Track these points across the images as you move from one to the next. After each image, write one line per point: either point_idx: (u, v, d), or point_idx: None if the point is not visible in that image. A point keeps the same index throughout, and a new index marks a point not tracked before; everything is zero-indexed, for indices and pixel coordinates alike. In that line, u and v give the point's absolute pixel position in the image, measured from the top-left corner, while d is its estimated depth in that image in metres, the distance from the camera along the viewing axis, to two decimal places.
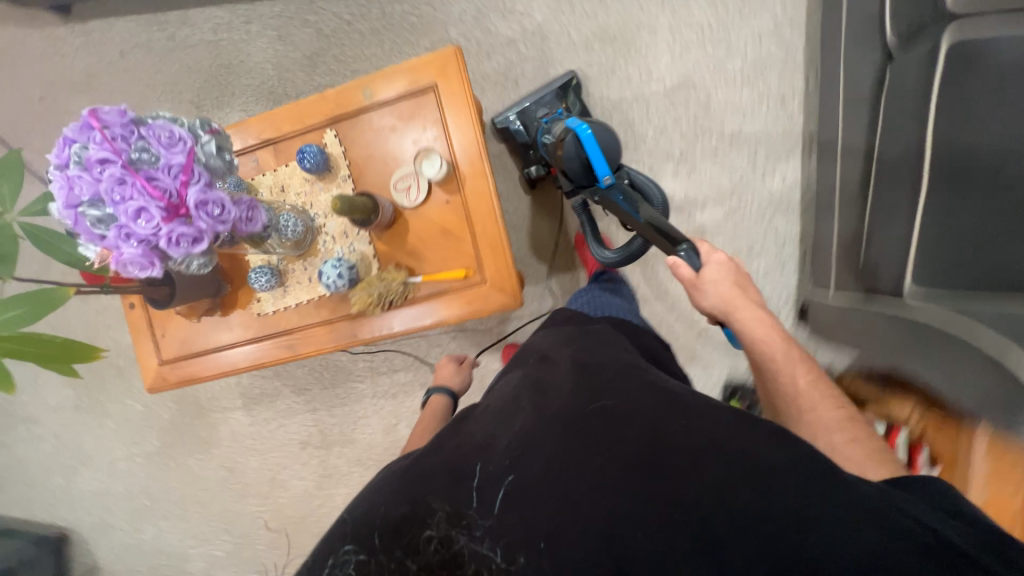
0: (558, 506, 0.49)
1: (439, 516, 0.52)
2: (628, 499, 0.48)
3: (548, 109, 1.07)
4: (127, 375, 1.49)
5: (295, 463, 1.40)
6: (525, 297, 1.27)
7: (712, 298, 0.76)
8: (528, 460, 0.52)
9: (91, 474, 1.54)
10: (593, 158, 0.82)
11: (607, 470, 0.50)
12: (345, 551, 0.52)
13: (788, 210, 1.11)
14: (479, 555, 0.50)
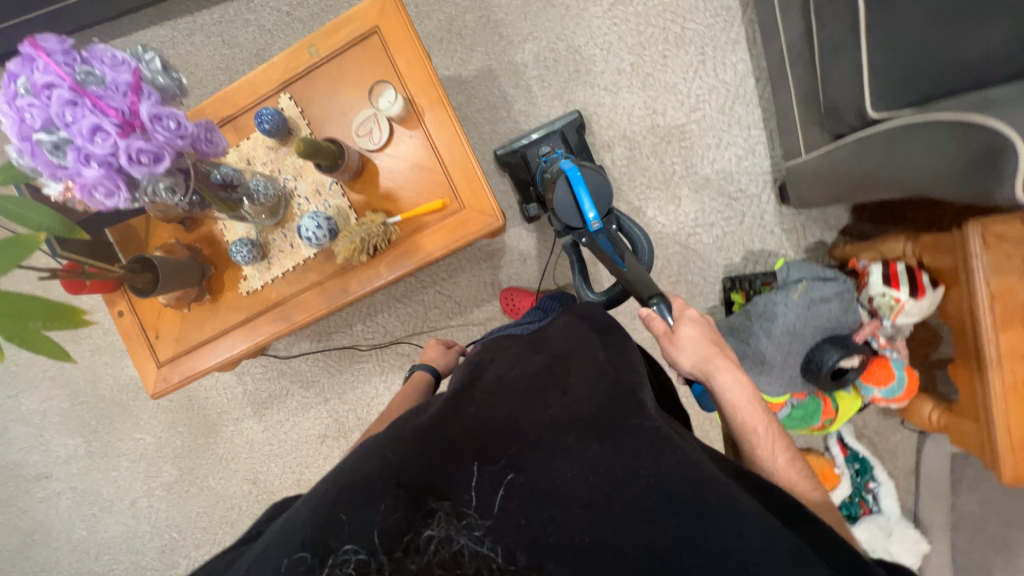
0: (574, 522, 0.49)
1: (440, 514, 0.48)
2: (651, 510, 0.49)
3: (551, 148, 1.09)
4: (132, 409, 1.47)
5: (317, 459, 1.37)
6: (510, 241, 1.25)
7: (690, 359, 0.72)
8: (559, 464, 0.51)
9: (114, 519, 1.50)
10: (581, 199, 0.85)
11: (640, 492, 0.50)
12: (344, 551, 0.46)
13: (745, 98, 1.14)
14: (480, 554, 0.46)
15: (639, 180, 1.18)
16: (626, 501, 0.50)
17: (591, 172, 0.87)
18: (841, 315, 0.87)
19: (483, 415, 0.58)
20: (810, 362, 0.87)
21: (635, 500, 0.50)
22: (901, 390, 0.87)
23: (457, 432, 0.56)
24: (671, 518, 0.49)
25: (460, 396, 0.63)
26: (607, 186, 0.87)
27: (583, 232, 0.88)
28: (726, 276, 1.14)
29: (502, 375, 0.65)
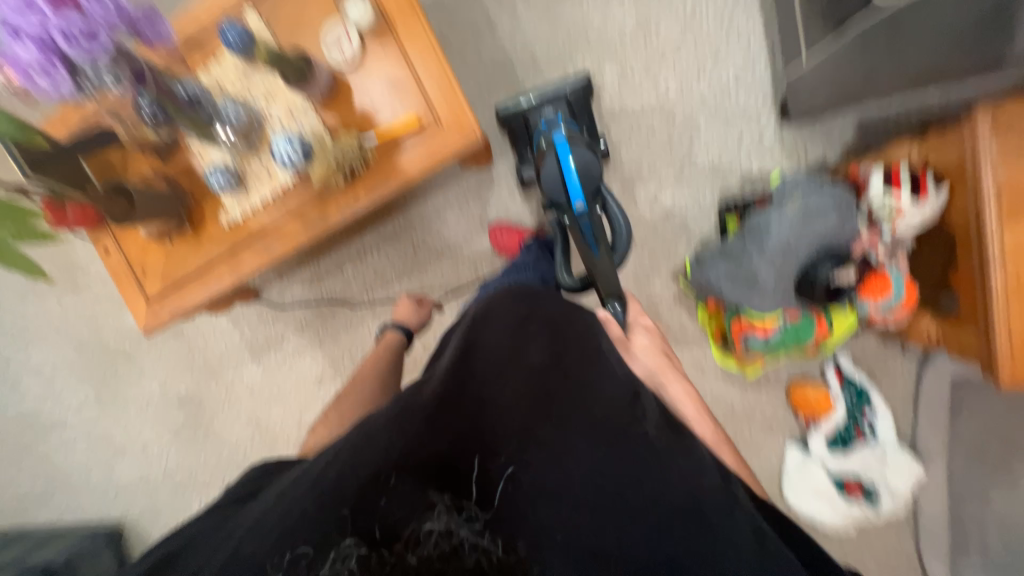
0: (583, 527, 0.47)
1: (440, 507, 0.44)
2: (659, 522, 0.48)
3: (553, 109, 1.02)
4: (137, 358, 1.50)
5: (316, 401, 1.39)
6: (499, 173, 1.21)
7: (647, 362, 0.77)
8: (568, 464, 0.51)
9: (128, 463, 1.56)
10: (569, 181, 0.88)
11: (647, 502, 0.49)
12: (345, 545, 0.43)
13: (744, 8, 1.07)
14: (482, 547, 0.42)
15: (630, 104, 1.13)
16: (633, 508, 0.49)
17: (585, 151, 0.89)
18: (840, 226, 0.82)
19: (486, 399, 0.56)
20: (804, 278, 0.84)
21: (642, 509, 0.49)
22: (899, 304, 0.84)
23: (462, 423, 0.54)
24: (673, 528, 0.48)
25: (460, 376, 0.60)
26: (596, 167, 0.88)
27: (567, 211, 0.90)
28: (722, 201, 1.10)
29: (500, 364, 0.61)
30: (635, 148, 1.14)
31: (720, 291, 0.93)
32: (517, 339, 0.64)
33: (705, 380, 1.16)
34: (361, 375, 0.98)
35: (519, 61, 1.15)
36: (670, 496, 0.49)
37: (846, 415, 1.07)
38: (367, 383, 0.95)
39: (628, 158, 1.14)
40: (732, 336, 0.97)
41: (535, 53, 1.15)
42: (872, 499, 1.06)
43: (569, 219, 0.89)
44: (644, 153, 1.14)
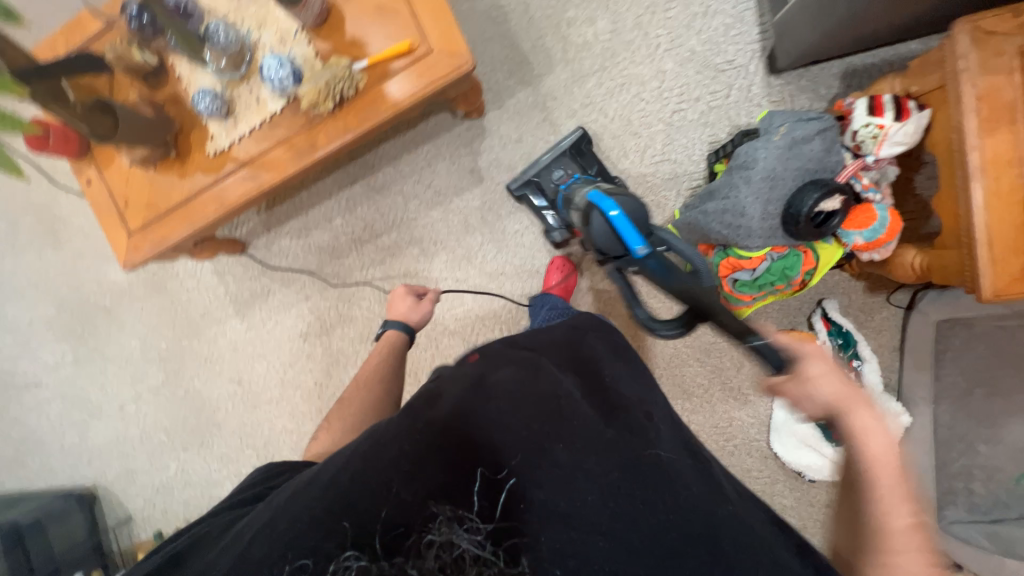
0: (593, 549, 0.49)
1: (440, 518, 0.45)
2: (669, 548, 0.50)
3: (565, 174, 1.13)
4: (116, 313, 1.47)
5: (300, 358, 1.37)
6: (491, 124, 1.21)
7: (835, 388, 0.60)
8: (582, 485, 0.52)
9: (104, 425, 1.51)
10: (622, 229, 0.71)
11: (661, 524, 0.51)
12: (346, 557, 0.46)
13: None
14: (483, 558, 0.41)
15: (622, 55, 1.14)
16: (650, 531, 0.51)
17: (627, 198, 0.74)
18: (823, 155, 0.84)
19: (500, 415, 0.57)
20: (788, 210, 0.84)
21: (655, 533, 0.51)
22: (883, 231, 0.84)
23: (478, 437, 0.55)
24: (689, 557, 0.50)
25: (474, 395, 0.60)
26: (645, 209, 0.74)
27: (630, 261, 0.72)
28: (712, 151, 1.11)
29: (514, 382, 0.62)
30: (625, 99, 1.15)
31: (707, 231, 0.92)
32: (529, 365, 0.65)
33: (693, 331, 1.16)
34: (364, 378, 0.91)
35: (513, 13, 1.17)
36: (684, 523, 0.52)
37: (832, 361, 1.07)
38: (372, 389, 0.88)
39: (618, 109, 1.15)
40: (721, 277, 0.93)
41: (529, 5, 1.17)
42: None
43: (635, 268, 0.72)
44: (634, 104, 1.15)
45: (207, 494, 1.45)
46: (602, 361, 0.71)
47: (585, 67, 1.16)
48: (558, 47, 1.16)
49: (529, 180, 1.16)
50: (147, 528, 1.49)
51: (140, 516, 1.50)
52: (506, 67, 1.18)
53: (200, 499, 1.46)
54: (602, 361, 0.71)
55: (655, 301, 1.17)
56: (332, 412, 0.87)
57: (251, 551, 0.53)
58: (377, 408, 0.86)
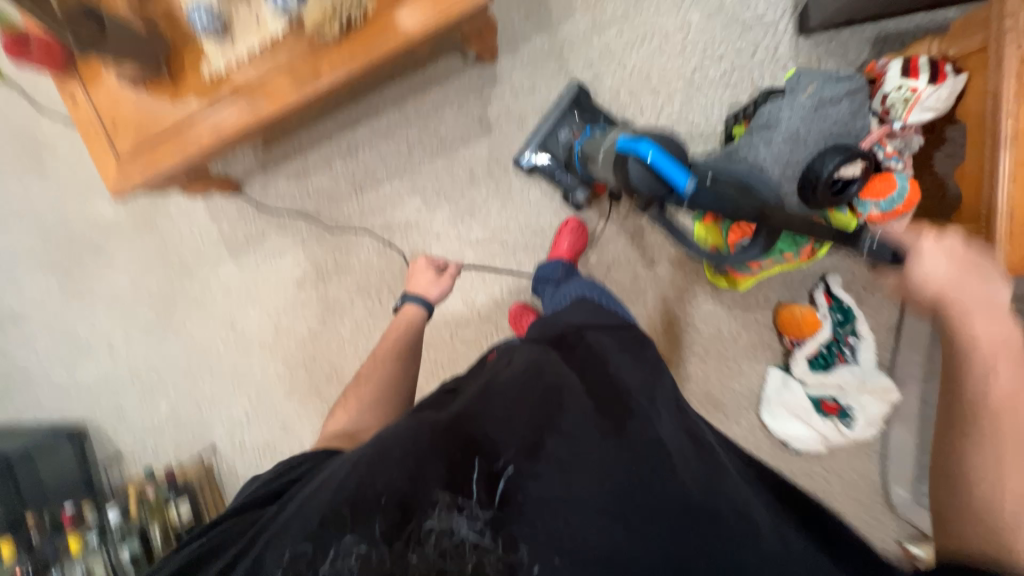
0: (593, 531, 0.48)
1: (440, 505, 0.49)
2: (670, 524, 0.50)
3: (572, 130, 1.10)
4: (104, 249, 1.42)
5: (295, 305, 1.34)
6: (503, 71, 1.15)
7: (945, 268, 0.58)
8: (579, 472, 0.51)
9: (92, 363, 1.50)
10: (663, 168, 0.67)
11: (659, 501, 0.51)
12: (347, 543, 0.47)
13: None
14: (482, 546, 0.47)
15: (646, 5, 1.08)
16: (647, 508, 0.50)
17: (662, 139, 0.71)
18: (849, 119, 0.81)
19: (503, 413, 0.57)
20: (808, 173, 0.79)
21: (654, 510, 0.50)
22: (900, 202, 0.82)
23: (477, 433, 0.55)
24: (689, 531, 0.50)
25: (483, 396, 0.60)
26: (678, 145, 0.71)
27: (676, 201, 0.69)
28: (730, 114, 1.06)
29: (517, 379, 0.61)
30: (646, 53, 1.09)
31: None
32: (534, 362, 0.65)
33: (693, 299, 1.15)
34: (381, 352, 0.90)
35: None
36: (681, 500, 0.51)
37: (830, 336, 1.08)
38: (388, 364, 0.87)
39: (638, 63, 1.10)
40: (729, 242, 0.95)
41: None
42: (846, 417, 1.07)
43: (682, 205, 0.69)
44: (655, 59, 1.09)
45: (197, 436, 1.46)
46: (609, 351, 0.68)
47: (606, 15, 1.09)
48: None
49: (539, 147, 1.13)
50: (137, 466, 1.50)
51: (130, 454, 1.51)
52: (523, 9, 1.12)
53: (190, 440, 1.47)
54: (620, 353, 0.68)
55: (658, 268, 1.16)
56: (349, 389, 0.86)
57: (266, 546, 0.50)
58: (393, 383, 0.84)
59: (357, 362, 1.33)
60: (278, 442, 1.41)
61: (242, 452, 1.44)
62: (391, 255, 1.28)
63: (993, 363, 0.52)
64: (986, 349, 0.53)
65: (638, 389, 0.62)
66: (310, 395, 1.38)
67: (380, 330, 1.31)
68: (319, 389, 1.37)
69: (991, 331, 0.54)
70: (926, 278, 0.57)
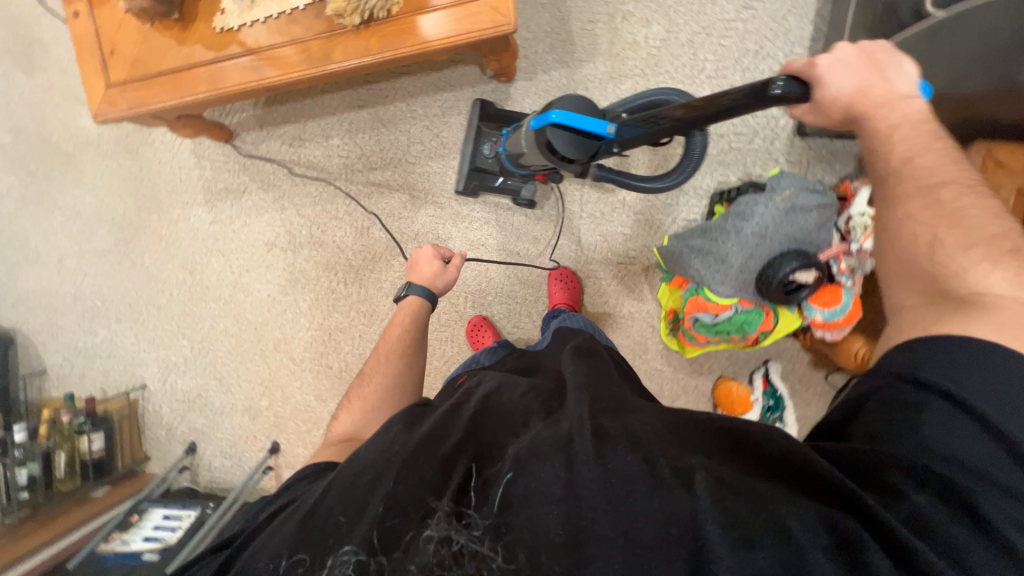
0: (550, 520, 0.43)
1: (438, 513, 0.47)
2: (618, 492, 0.44)
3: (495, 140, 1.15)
4: (76, 162, 1.37)
5: (260, 266, 1.33)
6: (516, 93, 1.17)
7: (848, 81, 0.58)
8: (535, 466, 0.47)
9: (36, 272, 1.44)
10: (582, 123, 0.66)
11: (600, 476, 0.45)
12: (344, 553, 0.46)
13: (802, 9, 1.06)
14: (481, 555, 0.43)
15: (665, 67, 1.11)
16: (592, 479, 0.45)
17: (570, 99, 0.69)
18: (813, 230, 0.86)
19: (467, 428, 0.55)
20: (766, 271, 0.86)
21: (603, 482, 0.45)
22: (842, 316, 0.88)
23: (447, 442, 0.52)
24: (645, 494, 0.44)
25: (448, 415, 0.58)
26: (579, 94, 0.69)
27: (610, 143, 0.69)
28: (716, 190, 1.12)
29: (486, 398, 0.61)
30: None
31: (687, 265, 0.94)
32: (508, 382, 0.65)
33: (644, 353, 1.19)
34: (386, 350, 0.89)
35: None
36: (632, 470, 0.45)
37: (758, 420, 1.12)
38: (392, 363, 0.86)
39: None
40: (685, 313, 0.97)
41: None
42: None
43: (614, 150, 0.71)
44: None
45: (131, 371, 1.43)
46: (570, 365, 0.66)
47: (626, 67, 1.12)
48: (605, 37, 1.12)
49: (469, 172, 1.16)
50: (59, 387, 1.45)
51: (55, 373, 1.46)
52: (549, 40, 1.14)
53: (122, 374, 1.44)
54: (588, 371, 0.64)
55: (618, 316, 1.20)
56: (354, 388, 0.85)
57: (267, 545, 0.51)
58: (396, 379, 0.84)
59: (309, 335, 1.33)
60: (211, 396, 1.40)
61: (172, 397, 1.42)
62: (368, 241, 1.28)
63: (891, 140, 0.58)
64: (892, 130, 0.57)
65: (592, 390, 0.58)
66: (255, 357, 1.37)
67: (339, 310, 1.31)
68: (265, 353, 1.36)
69: (893, 113, 0.58)
70: (838, 93, 0.58)
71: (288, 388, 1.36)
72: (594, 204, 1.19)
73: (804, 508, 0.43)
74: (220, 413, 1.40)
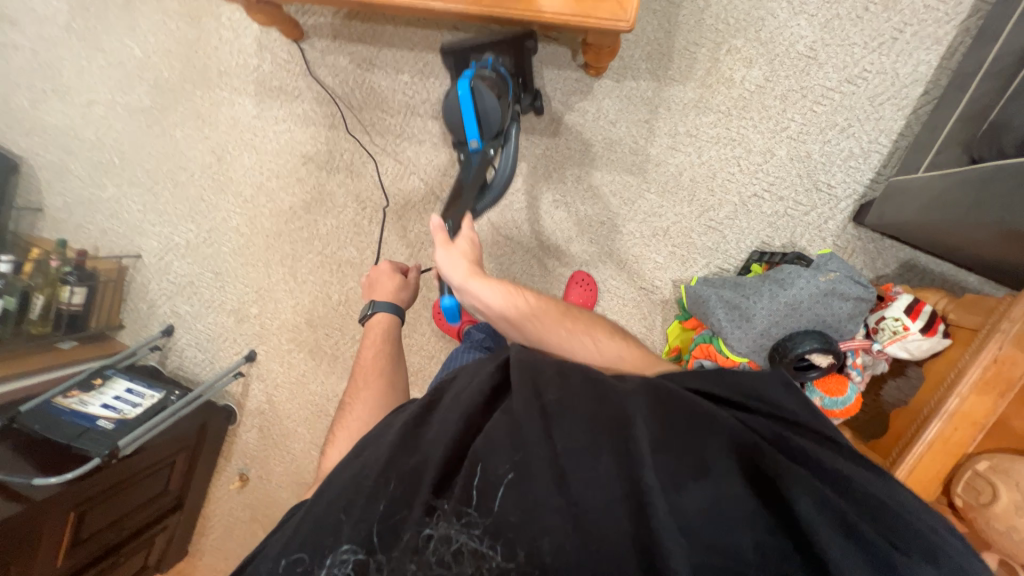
0: (529, 514, 0.47)
1: (439, 511, 0.49)
2: (585, 485, 0.48)
3: (490, 58, 0.95)
4: (132, 9, 1.30)
5: (290, 177, 1.29)
6: (598, 90, 1.14)
7: (454, 272, 0.79)
8: (505, 461, 0.50)
9: (60, 108, 1.38)
10: (464, 117, 0.86)
11: (570, 472, 0.49)
12: (344, 552, 0.49)
13: (902, 101, 1.04)
14: (481, 552, 0.46)
15: (750, 114, 1.09)
16: (562, 474, 0.49)
17: (486, 96, 0.84)
18: (844, 318, 0.86)
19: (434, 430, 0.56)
20: (784, 343, 0.87)
21: (573, 477, 0.49)
22: (841, 407, 0.88)
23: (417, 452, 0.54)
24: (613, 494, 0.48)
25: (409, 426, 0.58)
26: (494, 116, 0.86)
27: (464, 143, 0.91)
28: (757, 250, 1.12)
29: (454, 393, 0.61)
30: (725, 155, 1.11)
31: (710, 311, 0.97)
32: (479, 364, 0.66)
33: None
34: (366, 373, 0.93)
35: (689, 4, 1.08)
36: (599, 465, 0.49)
37: None
38: (376, 384, 0.90)
39: (711, 158, 1.12)
40: (693, 356, 1.00)
41: (708, 7, 1.07)
42: None
43: (463, 156, 0.91)
44: (728, 163, 1.12)
45: (129, 237, 1.40)
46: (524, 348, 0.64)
47: (715, 101, 1.10)
48: (704, 64, 1.09)
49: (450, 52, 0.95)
50: (54, 231, 1.43)
51: (53, 215, 1.43)
52: (648, 48, 1.10)
53: (119, 238, 1.40)
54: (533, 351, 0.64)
55: None
56: (338, 417, 0.86)
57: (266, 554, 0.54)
58: (384, 394, 0.89)
59: (317, 260, 1.31)
60: (203, 287, 1.38)
61: (164, 276, 1.40)
62: (405, 187, 1.26)
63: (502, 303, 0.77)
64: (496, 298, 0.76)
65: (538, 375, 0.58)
66: (257, 264, 1.35)
67: (355, 244, 1.29)
68: (269, 263, 1.34)
69: (491, 292, 0.77)
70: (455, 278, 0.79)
71: (281, 303, 1.35)
72: (636, 225, 1.17)
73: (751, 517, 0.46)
74: (207, 306, 1.39)
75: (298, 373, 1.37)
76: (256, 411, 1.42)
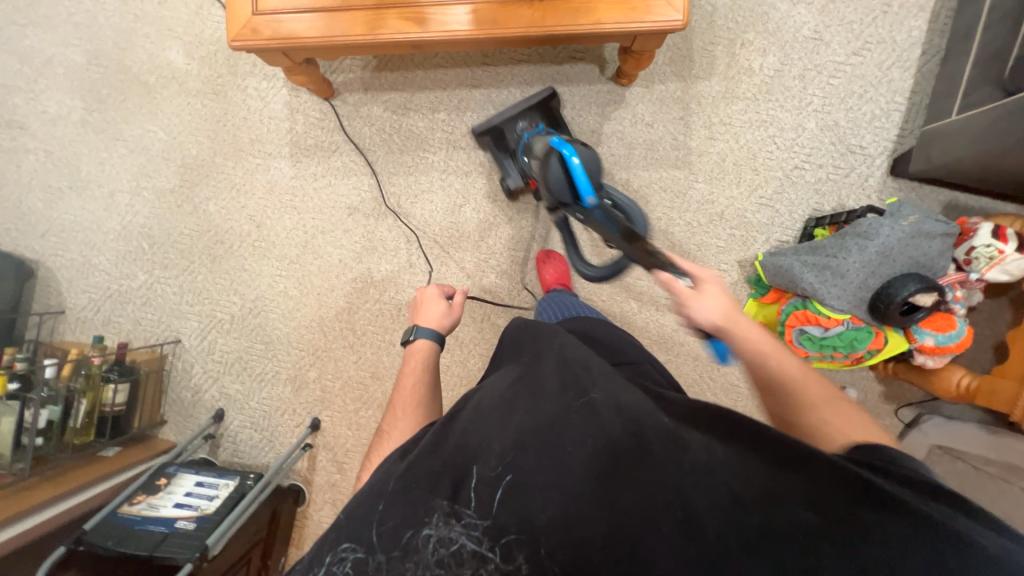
0: (543, 510, 0.48)
1: (444, 512, 0.49)
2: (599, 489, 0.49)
3: (529, 124, 1.10)
4: (154, 95, 1.30)
5: (336, 229, 1.27)
6: (631, 97, 1.20)
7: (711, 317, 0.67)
8: (528, 463, 0.51)
9: (80, 203, 1.33)
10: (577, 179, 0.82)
11: (586, 472, 0.49)
12: (344, 549, 0.48)
13: (906, 63, 1.14)
14: (478, 556, 0.47)
15: (775, 96, 1.18)
16: (576, 474, 0.49)
17: (587, 154, 0.84)
18: (936, 255, 0.91)
19: (461, 441, 0.54)
20: (886, 289, 0.89)
21: (587, 475, 0.49)
22: (955, 342, 0.91)
23: (438, 455, 0.53)
24: (627, 490, 0.49)
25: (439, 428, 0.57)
26: (597, 164, 0.85)
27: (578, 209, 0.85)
28: (812, 217, 1.17)
29: (480, 395, 0.61)
30: (761, 135, 1.18)
31: (798, 277, 0.97)
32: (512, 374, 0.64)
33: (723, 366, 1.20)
34: (403, 402, 0.81)
35: (699, 11, 1.18)
36: (615, 463, 0.50)
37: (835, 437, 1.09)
38: (413, 414, 0.78)
39: (750, 141, 1.19)
40: (791, 326, 0.98)
41: (716, 10, 1.18)
42: None
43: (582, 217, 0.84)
44: (766, 143, 1.18)
45: (166, 323, 1.32)
46: (558, 354, 0.64)
47: (740, 90, 1.18)
48: (724, 59, 1.18)
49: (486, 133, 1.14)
50: (80, 331, 1.33)
51: (76, 314, 1.33)
52: (670, 54, 1.19)
53: (154, 326, 1.32)
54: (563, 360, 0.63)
55: None
56: (372, 447, 0.76)
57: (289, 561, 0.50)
58: None
59: (375, 307, 1.27)
60: (253, 361, 1.30)
61: (208, 356, 1.31)
62: (457, 219, 1.26)
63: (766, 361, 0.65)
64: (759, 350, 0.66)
65: (559, 381, 0.59)
66: (312, 325, 1.29)
67: (413, 284, 1.26)
68: (324, 321, 1.29)
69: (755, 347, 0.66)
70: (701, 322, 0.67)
71: (342, 361, 1.28)
72: (692, 214, 1.20)
73: (769, 499, 0.47)
74: (259, 380, 1.30)
75: (368, 432, 1.28)
76: (326, 485, 1.30)
